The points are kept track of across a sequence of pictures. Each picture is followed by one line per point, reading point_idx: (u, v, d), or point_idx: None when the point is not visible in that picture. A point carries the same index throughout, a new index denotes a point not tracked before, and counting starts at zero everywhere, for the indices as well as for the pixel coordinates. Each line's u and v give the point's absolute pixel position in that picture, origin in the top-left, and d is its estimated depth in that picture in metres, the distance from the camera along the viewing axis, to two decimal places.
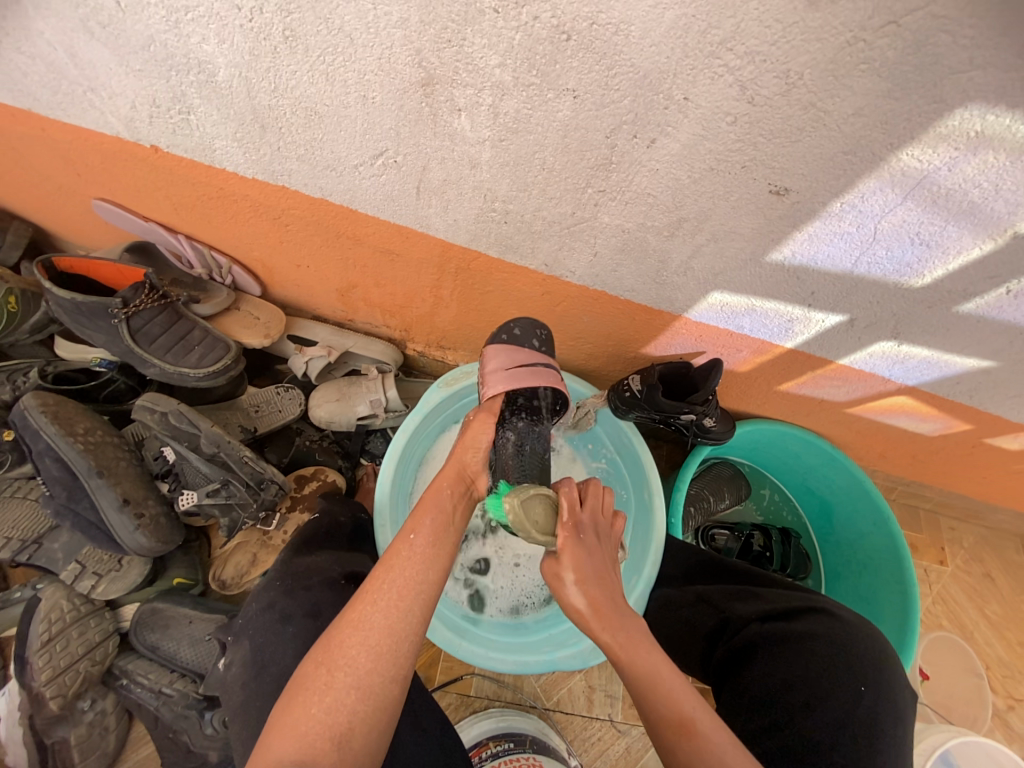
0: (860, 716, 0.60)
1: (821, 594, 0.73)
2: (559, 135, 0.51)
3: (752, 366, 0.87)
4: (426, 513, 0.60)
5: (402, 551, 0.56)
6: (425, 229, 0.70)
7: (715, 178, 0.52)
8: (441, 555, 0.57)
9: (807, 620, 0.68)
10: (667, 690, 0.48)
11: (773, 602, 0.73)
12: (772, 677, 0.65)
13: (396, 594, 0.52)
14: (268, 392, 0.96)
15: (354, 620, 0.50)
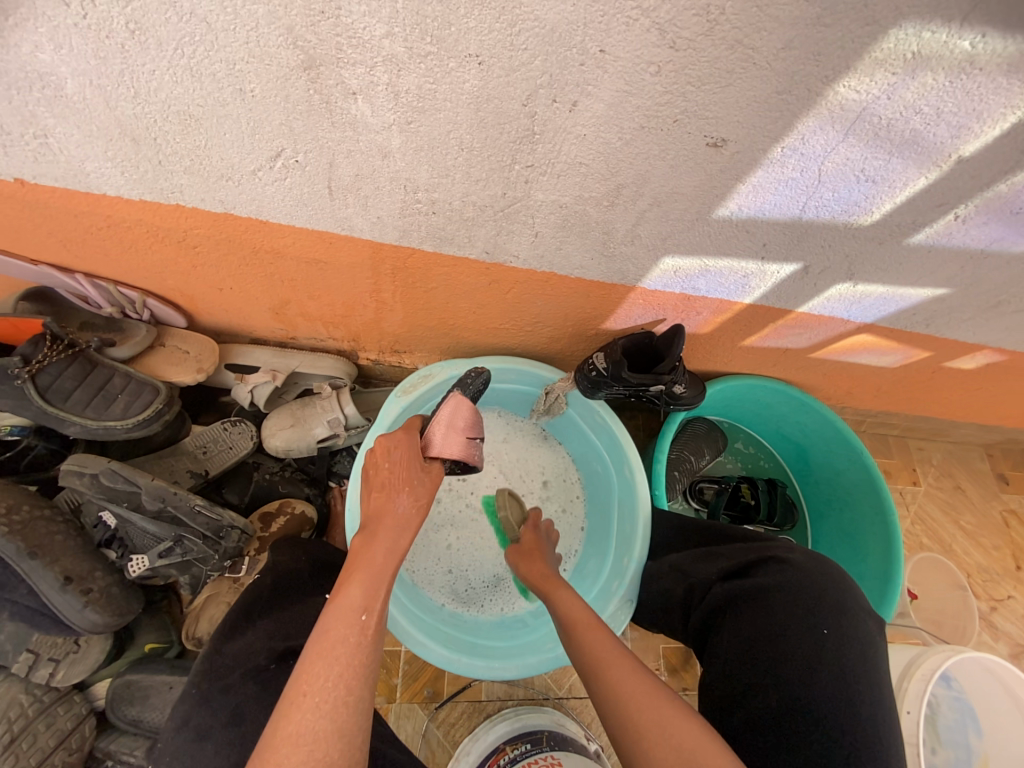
0: (827, 666, 0.55)
1: (775, 540, 0.68)
2: (471, 110, 0.45)
3: (714, 326, 0.85)
4: (360, 584, 0.55)
5: (348, 636, 0.50)
6: (349, 231, 0.63)
7: (647, 137, 0.47)
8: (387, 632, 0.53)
9: (763, 570, 0.64)
10: (579, 617, 0.64)
11: (733, 557, 0.69)
12: (738, 638, 0.60)
13: (343, 692, 0.46)
14: (213, 429, 0.88)
15: (291, 734, 0.44)
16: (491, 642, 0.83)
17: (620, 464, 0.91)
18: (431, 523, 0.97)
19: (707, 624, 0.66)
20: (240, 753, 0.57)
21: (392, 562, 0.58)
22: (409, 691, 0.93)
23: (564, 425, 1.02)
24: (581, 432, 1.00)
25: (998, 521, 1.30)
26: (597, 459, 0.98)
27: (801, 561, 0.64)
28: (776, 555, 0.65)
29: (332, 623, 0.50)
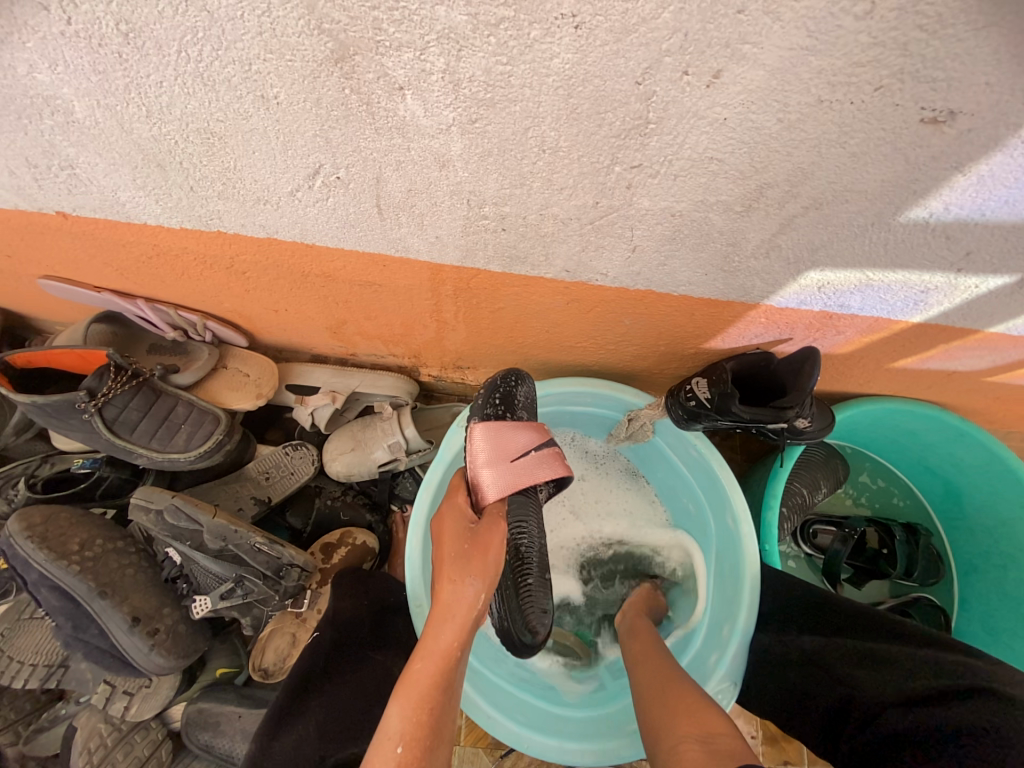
0: None
1: (982, 664, 0.54)
2: (559, 96, 0.32)
3: (856, 347, 0.66)
4: (400, 700, 0.46)
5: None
6: (404, 253, 0.53)
7: (826, 115, 0.31)
8: (438, 755, 0.45)
9: (966, 706, 0.50)
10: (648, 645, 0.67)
11: (914, 672, 0.56)
12: None
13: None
14: (275, 453, 0.85)
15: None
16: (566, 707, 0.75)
17: (722, 511, 0.77)
18: None
19: (876, 750, 0.53)
20: None
21: (438, 659, 0.49)
22: (473, 734, 0.87)
23: (647, 454, 0.89)
24: (668, 464, 0.86)
25: None
26: (687, 497, 0.85)
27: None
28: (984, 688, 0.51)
29: (371, 753, 0.44)
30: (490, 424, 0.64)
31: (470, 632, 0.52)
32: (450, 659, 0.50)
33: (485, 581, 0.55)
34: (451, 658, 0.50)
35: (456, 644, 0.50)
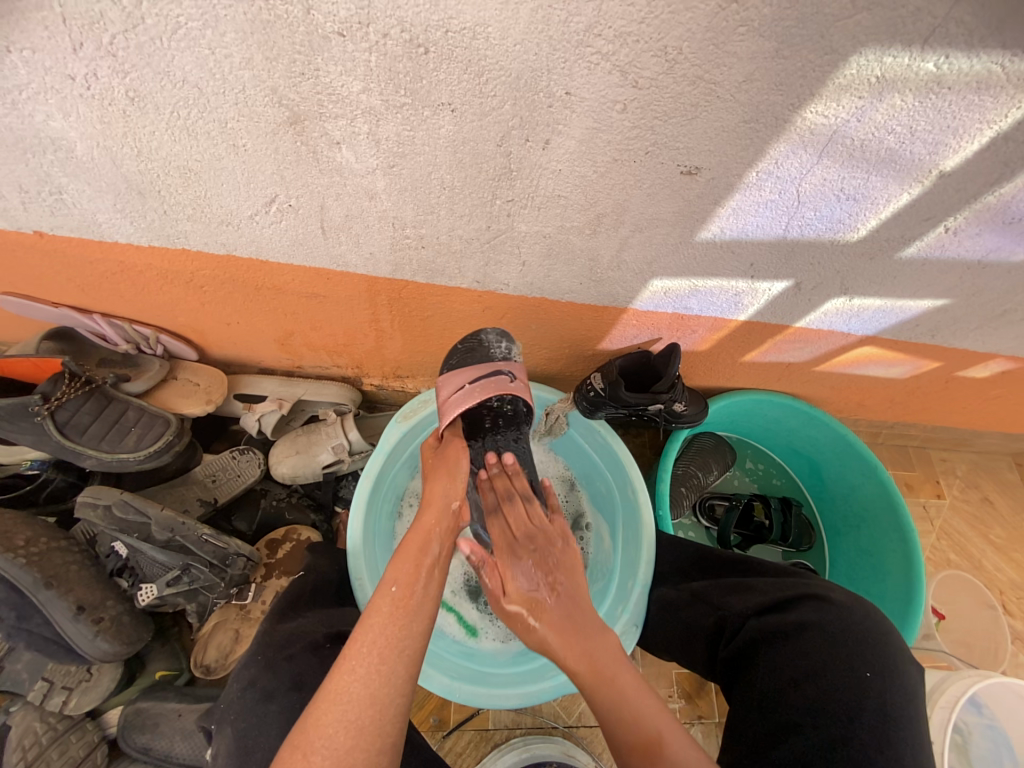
0: (870, 707, 0.56)
1: (815, 580, 0.69)
2: (448, 151, 0.47)
3: (712, 344, 0.85)
4: (402, 558, 0.57)
5: (382, 605, 0.52)
6: (344, 267, 0.66)
7: (622, 168, 0.49)
8: (426, 601, 0.54)
9: (800, 608, 0.65)
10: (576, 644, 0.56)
11: (766, 592, 0.69)
12: (777, 675, 0.61)
13: (376, 660, 0.48)
14: (222, 458, 0.92)
15: (330, 694, 0.46)
16: (497, 668, 0.83)
17: (624, 484, 0.92)
18: None
19: (742, 655, 0.65)
20: None
21: (423, 535, 0.59)
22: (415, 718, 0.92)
23: (568, 446, 1.03)
24: (585, 451, 1.01)
25: None
26: (601, 479, 0.99)
27: (842, 602, 0.65)
28: (815, 593, 0.66)
29: (373, 599, 0.53)
30: (448, 374, 0.77)
31: (449, 515, 0.63)
32: (433, 534, 0.59)
33: (453, 484, 0.66)
34: (433, 533, 0.60)
35: (437, 520, 0.61)
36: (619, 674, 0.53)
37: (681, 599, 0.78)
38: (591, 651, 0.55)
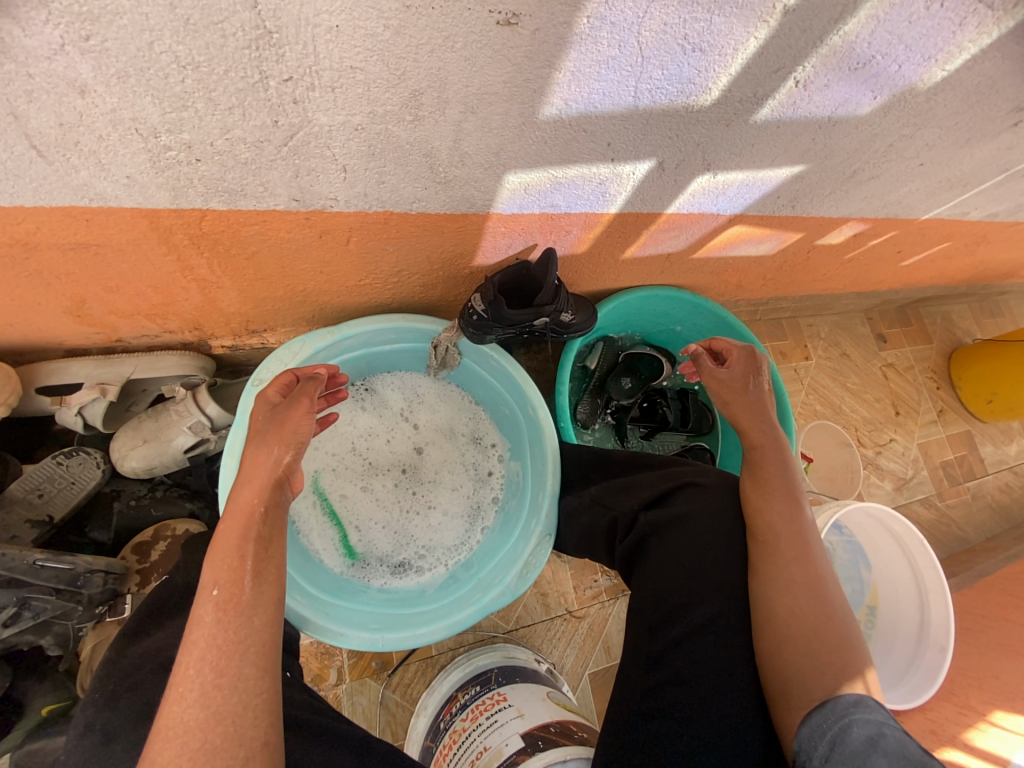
0: (730, 569, 0.63)
1: (687, 467, 0.73)
2: (161, 6, 0.33)
3: (590, 244, 0.80)
4: (217, 556, 0.52)
5: (204, 615, 0.48)
6: (104, 203, 0.50)
7: (420, 20, 0.37)
8: (258, 594, 0.51)
9: (677, 498, 0.69)
10: (795, 487, 0.64)
11: (648, 486, 0.73)
12: (659, 562, 0.66)
13: (211, 674, 0.45)
14: (45, 467, 0.75)
15: (162, 731, 0.43)
16: (424, 606, 0.84)
17: (522, 404, 0.90)
18: (352, 495, 0.95)
19: (633, 551, 0.71)
20: None
21: (242, 519, 0.54)
22: (357, 668, 0.93)
23: (465, 374, 0.98)
24: (482, 378, 0.96)
25: (877, 376, 1.45)
26: (502, 400, 0.96)
27: (712, 482, 0.69)
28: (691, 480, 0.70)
29: (195, 609, 0.49)
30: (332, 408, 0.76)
31: (270, 490, 0.57)
32: (254, 514, 0.55)
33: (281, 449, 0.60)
34: (253, 516, 0.54)
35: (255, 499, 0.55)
36: (813, 531, 0.62)
37: (584, 503, 0.80)
38: (803, 495, 0.63)
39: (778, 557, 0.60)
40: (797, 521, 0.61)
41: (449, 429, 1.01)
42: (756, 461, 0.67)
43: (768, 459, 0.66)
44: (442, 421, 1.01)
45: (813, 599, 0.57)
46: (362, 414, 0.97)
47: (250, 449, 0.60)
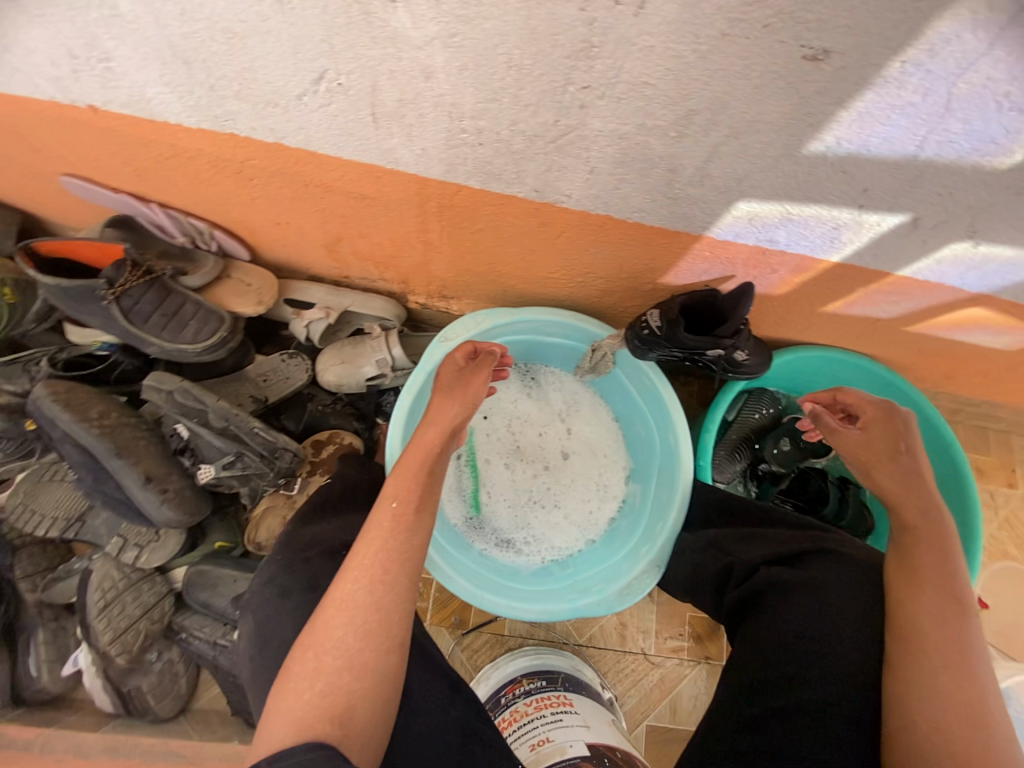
0: (860, 658, 0.57)
1: (828, 536, 0.67)
2: (520, 17, 0.40)
3: (791, 288, 0.76)
4: (398, 476, 0.59)
5: (382, 520, 0.55)
6: (395, 165, 0.61)
7: (729, 48, 0.40)
8: (423, 516, 0.57)
9: (817, 564, 0.63)
10: (955, 579, 0.56)
11: (779, 543, 0.68)
12: (779, 625, 0.61)
13: (379, 569, 0.52)
14: (273, 360, 0.95)
15: (335, 601, 0.50)
16: (518, 584, 0.88)
17: (665, 429, 0.88)
18: (481, 460, 1.02)
19: (744, 603, 0.66)
20: (257, 658, 0.62)
21: (422, 456, 0.61)
22: (437, 616, 1.00)
23: (613, 385, 0.99)
24: (629, 393, 0.97)
25: None
26: (643, 420, 0.96)
27: (856, 557, 0.63)
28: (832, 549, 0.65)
29: (374, 514, 0.56)
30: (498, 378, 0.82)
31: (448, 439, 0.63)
32: (430, 453, 0.61)
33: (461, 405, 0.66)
34: (431, 456, 0.61)
35: (435, 441, 0.62)
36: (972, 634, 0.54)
37: (699, 543, 0.77)
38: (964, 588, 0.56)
39: (928, 660, 0.52)
40: (953, 624, 0.54)
41: (592, 438, 1.03)
42: (902, 542, 0.59)
43: (918, 541, 0.58)
44: (580, 424, 1.04)
45: (967, 715, 0.50)
46: (512, 392, 1.04)
47: (433, 400, 0.67)
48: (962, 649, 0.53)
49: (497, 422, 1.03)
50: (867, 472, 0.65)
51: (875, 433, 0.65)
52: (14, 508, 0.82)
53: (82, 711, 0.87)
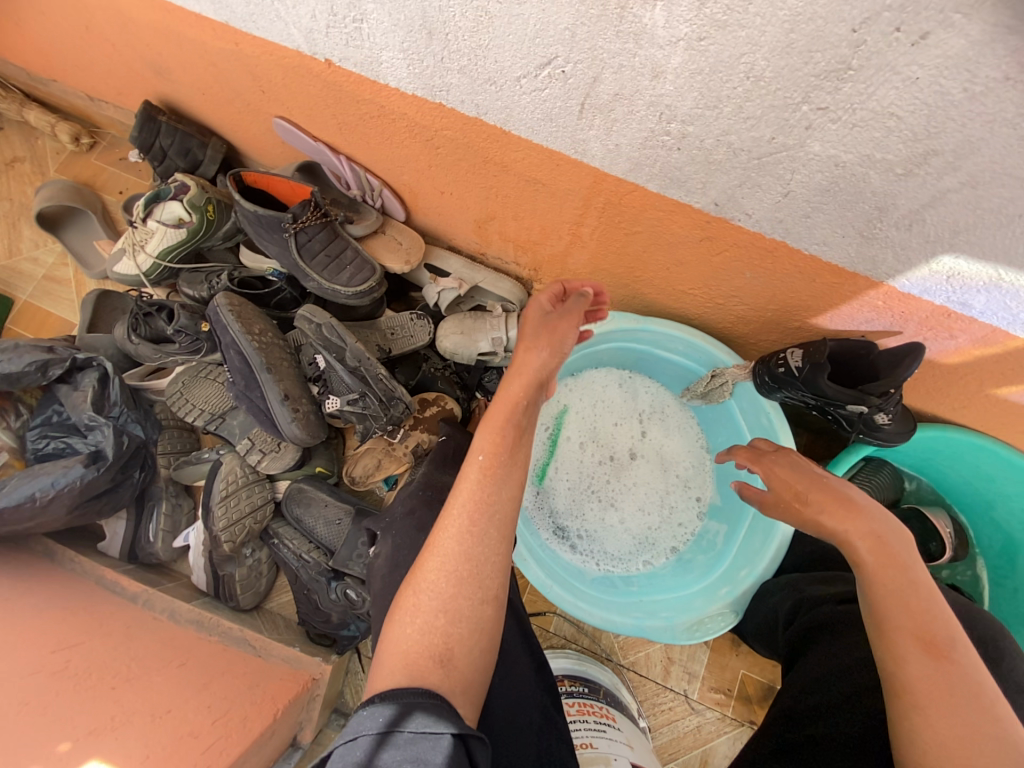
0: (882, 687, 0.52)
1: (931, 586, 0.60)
2: (782, 29, 0.39)
3: (963, 358, 0.69)
4: (485, 427, 0.58)
5: (471, 472, 0.55)
6: (581, 156, 0.63)
7: (1010, 92, 0.37)
8: (513, 468, 0.56)
9: None
10: (926, 612, 0.47)
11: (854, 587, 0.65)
12: (830, 660, 0.57)
13: (468, 520, 0.52)
14: (403, 318, 1.02)
15: (431, 548, 0.52)
16: (581, 585, 0.87)
17: None
18: (563, 451, 1.02)
19: (801, 637, 0.63)
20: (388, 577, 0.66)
21: (508, 406, 0.60)
22: None
23: (723, 417, 0.95)
24: (738, 429, 0.92)
25: None
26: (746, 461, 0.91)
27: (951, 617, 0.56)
28: None
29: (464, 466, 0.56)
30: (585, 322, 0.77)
31: (534, 389, 0.61)
32: (518, 405, 0.59)
33: (550, 354, 0.64)
34: (517, 403, 0.60)
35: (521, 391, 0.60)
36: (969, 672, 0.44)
37: (775, 587, 0.74)
38: (937, 616, 0.46)
39: (917, 724, 0.43)
40: (934, 672, 0.44)
41: (674, 457, 1.01)
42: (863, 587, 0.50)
43: (877, 581, 0.49)
44: (666, 437, 1.02)
45: None
46: (607, 389, 1.02)
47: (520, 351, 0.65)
48: (963, 705, 0.42)
49: (589, 414, 1.02)
50: (802, 514, 0.57)
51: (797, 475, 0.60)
52: (173, 393, 0.95)
53: (178, 581, 0.99)
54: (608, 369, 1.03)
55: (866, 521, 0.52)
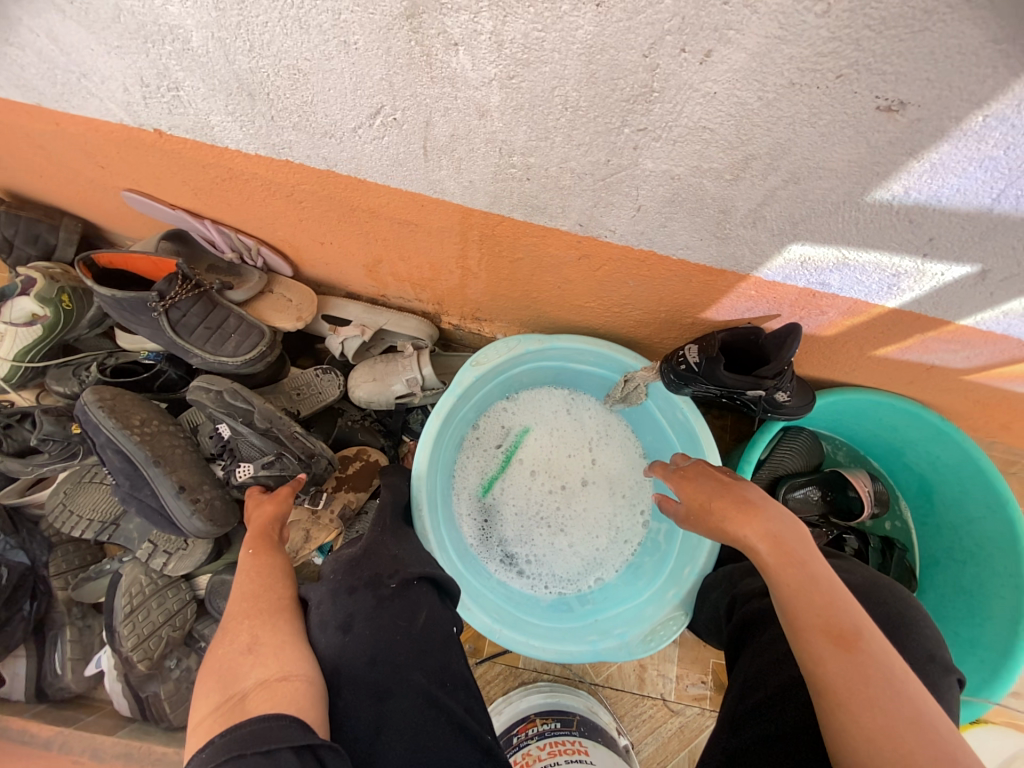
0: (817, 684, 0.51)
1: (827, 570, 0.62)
2: (582, 62, 0.39)
3: (840, 330, 0.73)
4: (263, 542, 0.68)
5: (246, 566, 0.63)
6: (441, 194, 0.62)
7: (798, 96, 0.38)
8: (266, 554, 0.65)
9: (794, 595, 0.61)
10: (834, 603, 0.45)
11: None
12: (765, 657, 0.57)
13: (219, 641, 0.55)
14: (308, 375, 0.97)
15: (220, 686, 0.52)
16: (534, 621, 0.85)
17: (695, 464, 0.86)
18: (505, 485, 1.00)
19: (739, 635, 0.62)
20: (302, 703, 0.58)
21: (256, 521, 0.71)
22: None
23: (645, 417, 0.96)
24: (661, 426, 0.94)
25: None
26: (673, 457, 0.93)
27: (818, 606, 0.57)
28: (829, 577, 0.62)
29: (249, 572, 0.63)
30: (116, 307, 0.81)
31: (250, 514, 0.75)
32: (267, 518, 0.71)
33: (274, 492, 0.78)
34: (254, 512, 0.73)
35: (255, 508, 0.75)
36: (883, 663, 0.42)
37: (717, 581, 0.74)
38: (844, 608, 0.45)
39: (845, 723, 0.40)
40: (848, 666, 0.42)
41: (618, 472, 1.00)
42: (774, 588, 0.49)
43: (784, 581, 0.48)
44: (608, 455, 1.01)
45: None
46: (541, 416, 1.02)
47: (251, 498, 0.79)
48: (881, 695, 0.40)
49: (526, 444, 1.01)
50: (711, 519, 0.56)
51: (702, 484, 0.60)
52: (54, 507, 0.85)
53: (99, 712, 0.88)
54: (552, 392, 1.02)
55: (762, 521, 0.51)
